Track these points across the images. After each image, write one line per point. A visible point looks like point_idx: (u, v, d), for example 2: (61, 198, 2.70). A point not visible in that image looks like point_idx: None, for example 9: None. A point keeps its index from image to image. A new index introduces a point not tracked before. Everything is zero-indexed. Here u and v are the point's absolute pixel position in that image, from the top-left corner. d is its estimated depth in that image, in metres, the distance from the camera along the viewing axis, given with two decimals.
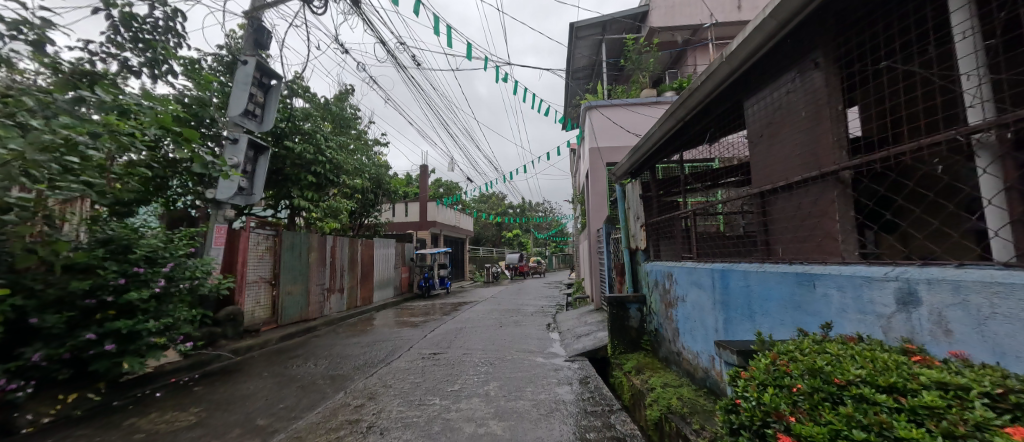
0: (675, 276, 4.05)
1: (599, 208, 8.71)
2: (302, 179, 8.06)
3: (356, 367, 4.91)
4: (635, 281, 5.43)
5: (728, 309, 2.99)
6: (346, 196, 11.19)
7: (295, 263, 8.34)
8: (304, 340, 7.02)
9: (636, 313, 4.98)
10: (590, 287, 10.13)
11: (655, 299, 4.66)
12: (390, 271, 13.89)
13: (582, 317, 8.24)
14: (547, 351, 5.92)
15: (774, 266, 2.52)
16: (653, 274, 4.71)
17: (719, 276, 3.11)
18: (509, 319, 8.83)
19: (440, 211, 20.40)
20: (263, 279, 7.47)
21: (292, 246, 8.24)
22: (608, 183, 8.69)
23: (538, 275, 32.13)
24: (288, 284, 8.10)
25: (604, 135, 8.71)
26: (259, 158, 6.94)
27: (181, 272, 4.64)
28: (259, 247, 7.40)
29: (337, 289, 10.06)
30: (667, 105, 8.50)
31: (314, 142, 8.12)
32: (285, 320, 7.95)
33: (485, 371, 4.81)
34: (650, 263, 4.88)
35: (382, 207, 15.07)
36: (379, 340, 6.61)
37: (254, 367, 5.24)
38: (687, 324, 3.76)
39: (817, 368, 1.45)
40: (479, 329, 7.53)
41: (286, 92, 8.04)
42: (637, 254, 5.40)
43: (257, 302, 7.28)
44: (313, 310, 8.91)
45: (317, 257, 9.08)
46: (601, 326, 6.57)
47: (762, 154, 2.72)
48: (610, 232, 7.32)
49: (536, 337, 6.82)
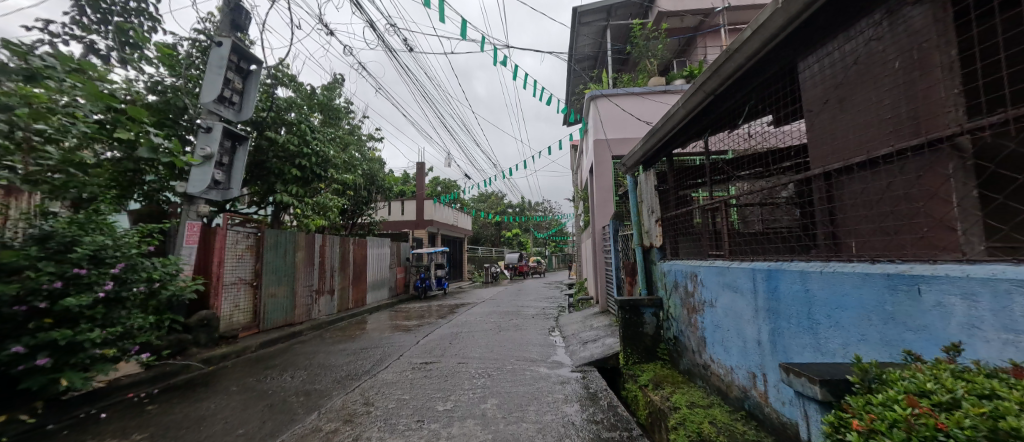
0: (701, 278, 3.51)
1: (604, 205, 8.16)
2: (286, 173, 7.48)
3: (336, 380, 4.36)
4: (648, 282, 4.88)
5: (777, 318, 2.46)
6: (337, 193, 10.63)
7: (280, 263, 7.78)
8: (286, 348, 6.45)
9: (651, 319, 4.46)
10: (595, 288, 9.58)
11: (674, 303, 4.12)
12: (385, 272, 13.34)
13: (587, 320, 7.68)
14: (551, 359, 5.37)
15: (845, 265, 1.99)
16: (672, 274, 4.17)
17: (764, 279, 2.58)
18: (509, 322, 8.29)
19: (438, 210, 19.85)
20: (243, 281, 6.91)
21: (277, 244, 7.68)
22: (614, 177, 8.16)
23: (538, 274, 31.64)
24: (272, 286, 7.55)
25: (612, 126, 8.19)
26: (237, 150, 6.41)
27: (134, 274, 4.08)
28: (238, 247, 6.84)
29: (327, 290, 9.50)
30: (678, 93, 7.96)
31: (299, 134, 7.55)
32: (268, 324, 7.40)
33: (482, 384, 4.25)
34: (667, 263, 4.34)
35: (376, 206, 14.51)
36: (368, 348, 6.04)
37: (225, 379, 4.68)
38: (717, 334, 3.21)
39: (1003, 425, 0.90)
40: (476, 334, 6.97)
41: (269, 80, 7.51)
42: (650, 252, 4.86)
43: (236, 306, 6.73)
44: (300, 313, 8.36)
45: (304, 256, 8.52)
46: (610, 331, 6.02)
47: (827, 126, 2.17)
48: (618, 230, 6.77)
49: (539, 343, 6.27)
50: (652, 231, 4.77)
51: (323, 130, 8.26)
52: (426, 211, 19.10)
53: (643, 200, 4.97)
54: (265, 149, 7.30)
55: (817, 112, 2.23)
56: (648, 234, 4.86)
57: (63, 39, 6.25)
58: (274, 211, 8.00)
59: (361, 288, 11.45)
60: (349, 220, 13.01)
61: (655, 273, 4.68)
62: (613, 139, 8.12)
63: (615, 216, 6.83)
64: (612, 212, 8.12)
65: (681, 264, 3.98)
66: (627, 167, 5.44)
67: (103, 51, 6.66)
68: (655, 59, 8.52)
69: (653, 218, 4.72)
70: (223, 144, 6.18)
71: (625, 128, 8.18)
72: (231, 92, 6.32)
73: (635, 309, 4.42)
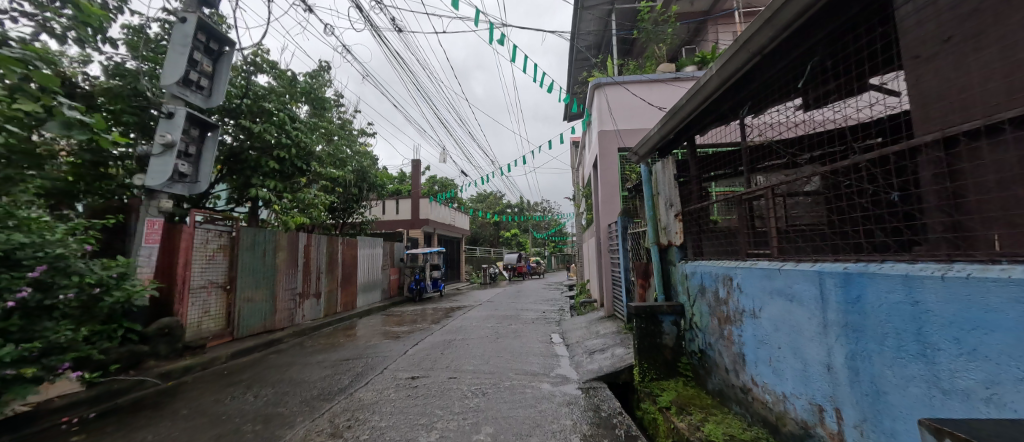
0: (738, 282, 2.90)
1: (610, 200, 7.55)
2: (264, 166, 6.85)
3: (305, 401, 3.75)
4: (666, 284, 4.27)
5: (861, 339, 1.85)
6: (325, 190, 10.02)
7: (258, 265, 7.15)
8: (259, 359, 5.80)
9: (671, 328, 3.87)
10: (598, 291, 8.97)
11: (699, 311, 3.52)
12: (377, 273, 12.72)
13: (591, 326, 7.06)
14: (554, 373, 4.75)
15: (983, 270, 1.38)
16: (695, 277, 3.57)
17: (838, 285, 1.97)
18: (507, 327, 7.68)
19: (434, 208, 19.21)
20: (214, 284, 6.29)
21: (254, 244, 7.05)
22: (621, 170, 7.58)
23: (537, 276, 31.06)
24: (248, 290, 6.91)
25: (621, 115, 7.63)
26: (207, 138, 5.82)
27: (63, 277, 3.49)
28: (208, 247, 6.19)
29: (312, 294, 8.87)
30: (689, 80, 7.39)
31: (277, 123, 6.88)
32: (243, 331, 6.77)
33: (475, 406, 3.64)
34: (690, 263, 3.74)
35: (368, 204, 13.90)
36: (349, 359, 5.39)
37: (179, 398, 4.06)
38: (762, 351, 2.62)
39: None
40: (471, 341, 6.33)
41: (246, 65, 6.92)
42: (667, 251, 4.25)
43: (206, 312, 6.10)
44: (281, 319, 7.73)
45: (285, 258, 7.88)
46: (619, 339, 5.41)
47: (940, 78, 1.59)
48: (628, 228, 6.14)
49: (540, 352, 5.66)
50: (669, 229, 4.15)
51: (307, 120, 7.64)
52: (421, 210, 18.42)
53: (658, 192, 4.34)
54: (240, 139, 6.66)
55: (927, 61, 1.64)
56: (664, 232, 4.24)
57: (13, 15, 5.65)
58: (251, 208, 7.35)
59: (351, 291, 10.83)
60: (340, 218, 12.37)
61: (673, 276, 4.08)
62: (622, 129, 7.58)
63: (624, 212, 6.21)
64: (618, 209, 7.51)
65: (708, 265, 3.38)
66: (639, 156, 4.80)
67: (59, 30, 6.05)
68: (664, 44, 7.93)
69: (670, 212, 4.10)
70: (189, 132, 5.58)
71: (633, 118, 7.60)
72: (200, 75, 5.72)
73: (652, 318, 3.82)
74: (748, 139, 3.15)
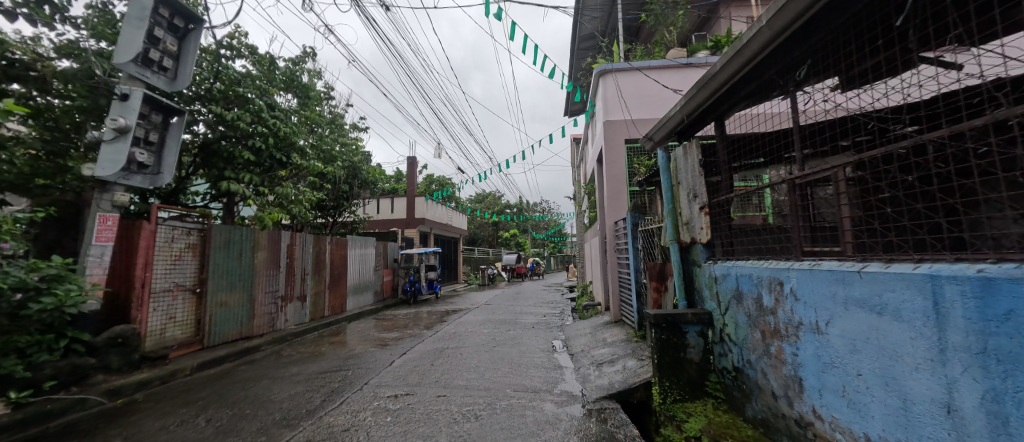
0: (792, 288, 2.31)
1: (617, 196, 6.99)
2: (238, 158, 6.23)
3: (262, 428, 3.16)
4: (688, 289, 3.69)
5: (1014, 375, 1.27)
6: (313, 185, 9.43)
7: (233, 266, 6.55)
8: (228, 371, 5.17)
9: (697, 341, 3.29)
10: (603, 293, 8.38)
11: (734, 321, 2.93)
12: (369, 274, 12.11)
13: (597, 333, 6.47)
14: (558, 390, 4.15)
15: None
16: (728, 280, 3.01)
17: (969, 294, 1.39)
18: (505, 334, 7.08)
19: (430, 207, 18.62)
20: (181, 287, 5.69)
21: (228, 243, 6.45)
22: (628, 164, 7.01)
23: (537, 276, 30.49)
24: (222, 293, 6.32)
25: (635, 103, 7.09)
26: (171, 127, 5.24)
27: None
28: (174, 246, 5.60)
29: (297, 297, 8.27)
30: (702, 65, 6.83)
31: (248, 109, 6.20)
32: (216, 339, 6.16)
33: (466, 435, 3.04)
34: (720, 265, 3.17)
35: (361, 202, 13.28)
36: (326, 371, 4.78)
37: (118, 423, 3.47)
38: (829, 378, 2.04)
39: None
40: (464, 351, 5.72)
41: (219, 48, 6.33)
42: (689, 250, 3.67)
43: (170, 318, 5.49)
44: (261, 325, 7.12)
45: (265, 258, 7.29)
46: (632, 350, 4.82)
47: None
48: (638, 225, 5.52)
49: (542, 364, 5.07)
50: (693, 224, 3.56)
51: (290, 109, 7.07)
52: (417, 209, 17.79)
53: (678, 182, 3.77)
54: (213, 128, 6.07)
55: None
56: (687, 228, 3.65)
57: None
58: (226, 203, 6.73)
59: (340, 293, 10.22)
60: (330, 217, 11.75)
61: (697, 279, 3.52)
62: (636, 119, 7.05)
63: (633, 208, 5.61)
64: (626, 205, 6.93)
65: (744, 266, 2.81)
66: (655, 140, 4.24)
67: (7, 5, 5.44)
68: (673, 28, 7.37)
69: (693, 204, 3.53)
70: (150, 117, 5.03)
71: (641, 107, 7.05)
72: (163, 54, 5.16)
73: (675, 328, 3.26)
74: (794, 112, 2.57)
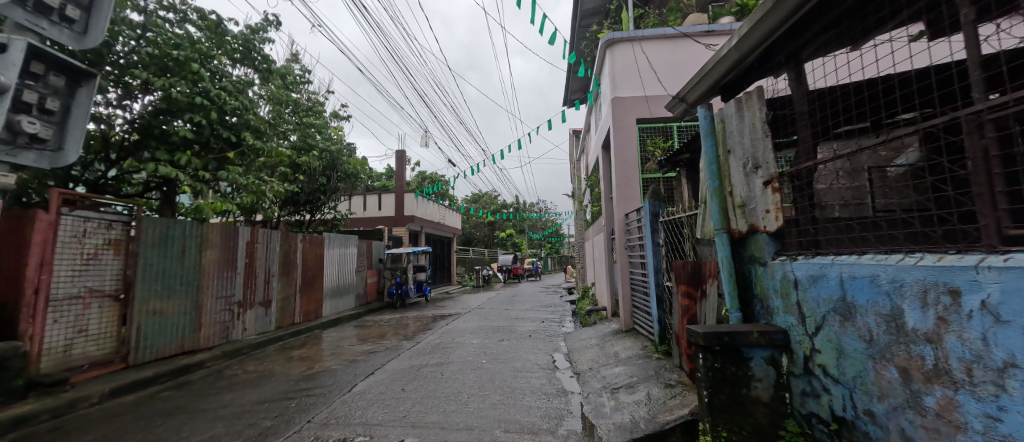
0: (984, 302, 1.30)
1: (627, 185, 5.97)
2: (172, 137, 5.15)
3: None
4: (744, 297, 2.69)
5: None
6: (281, 176, 8.35)
7: (172, 267, 5.50)
8: (143, 401, 4.05)
9: (766, 371, 2.28)
10: (610, 297, 7.36)
11: (839, 348, 1.92)
12: (350, 275, 11.02)
13: (605, 345, 5.46)
14: (563, 428, 3.14)
15: None
16: (824, 285, 1.99)
17: None
18: (497, 345, 6.05)
19: (420, 204, 17.53)
20: (97, 293, 4.64)
21: (165, 240, 5.42)
22: (640, 147, 6.03)
23: (534, 277, 29.51)
24: (156, 299, 5.26)
25: (652, 76, 6.15)
26: (78, 88, 3.60)
27: None
28: (88, 243, 4.56)
29: (259, 303, 7.20)
30: (726, 32, 5.91)
31: (184, 76, 5.11)
32: (146, 355, 5.10)
33: None
34: (803, 263, 2.15)
35: (342, 197, 12.17)
36: (265, 402, 3.70)
37: None
38: None
39: None
40: (446, 370, 4.67)
41: (149, 6, 5.23)
42: (745, 244, 2.66)
43: (80, 332, 4.43)
44: (209, 337, 6.05)
45: (217, 258, 6.25)
46: (655, 372, 3.81)
47: None
48: (658, 215, 4.49)
49: (540, 388, 4.03)
50: (752, 207, 2.54)
51: (246, 81, 6.00)
52: (406, 206, 16.69)
53: (728, 150, 2.75)
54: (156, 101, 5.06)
55: None
56: (743, 213, 2.62)
57: None
58: (166, 193, 5.66)
59: (315, 297, 9.13)
60: (306, 213, 10.64)
61: (760, 284, 2.51)
62: (652, 96, 6.11)
63: (652, 194, 4.58)
64: (638, 194, 5.94)
65: (857, 264, 1.80)
66: (690, 96, 3.20)
67: None
68: None
69: (755, 179, 2.52)
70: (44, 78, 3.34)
71: (654, 81, 6.13)
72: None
73: (734, 354, 2.29)
74: (961, 15, 1.52)
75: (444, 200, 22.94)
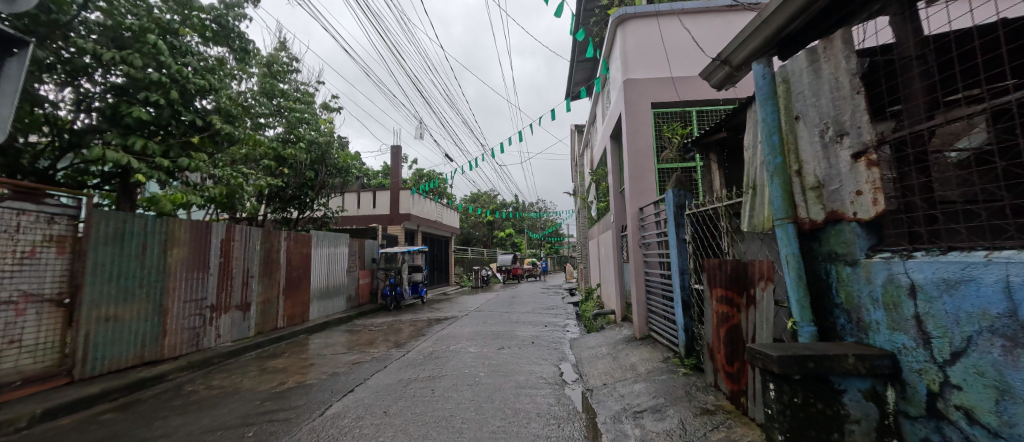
0: None
1: (642, 175, 5.34)
2: (125, 119, 4.51)
3: None
4: (818, 306, 2.08)
5: None
6: (263, 170, 7.71)
7: (130, 267, 4.87)
8: (77, 426, 3.41)
9: (866, 409, 1.66)
10: (620, 301, 6.73)
11: (999, 387, 1.30)
12: (340, 276, 10.40)
13: (618, 354, 4.85)
14: None
15: None
16: (970, 294, 1.38)
17: None
18: (496, 355, 5.41)
19: (416, 202, 16.86)
20: (34, 298, 4.01)
21: (122, 237, 4.79)
22: (655, 134, 5.43)
23: (533, 277, 28.88)
24: (109, 304, 4.63)
25: (678, 55, 5.52)
26: (9, 59, 1.84)
27: None
28: (21, 240, 3.93)
29: (235, 306, 6.57)
30: (750, 6, 5.35)
31: (138, 48, 4.50)
32: (96, 367, 4.47)
33: None
34: (926, 261, 1.53)
35: (333, 194, 11.53)
36: (218, 429, 3.08)
37: None
38: None
39: None
40: (437, 386, 4.05)
41: None
42: (820, 237, 2.04)
43: (11, 343, 3.81)
44: (175, 345, 5.43)
45: (185, 257, 5.62)
46: (686, 392, 3.19)
47: None
48: (684, 208, 3.86)
49: (547, 411, 3.41)
50: (834, 188, 1.93)
51: (218, 62, 5.40)
52: (402, 204, 16.05)
53: (796, 116, 2.14)
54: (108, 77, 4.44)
55: None
56: (818, 196, 2.01)
57: None
58: (123, 184, 5.02)
59: (300, 300, 8.49)
60: (293, 209, 9.99)
61: (846, 290, 1.90)
62: (678, 77, 5.49)
63: (676, 183, 3.95)
64: (654, 185, 5.32)
65: None
66: (736, 57, 2.60)
67: None
68: None
69: (838, 151, 1.91)
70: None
71: (671, 61, 5.53)
72: None
73: (826, 386, 1.67)
74: None
75: (441, 199, 22.34)
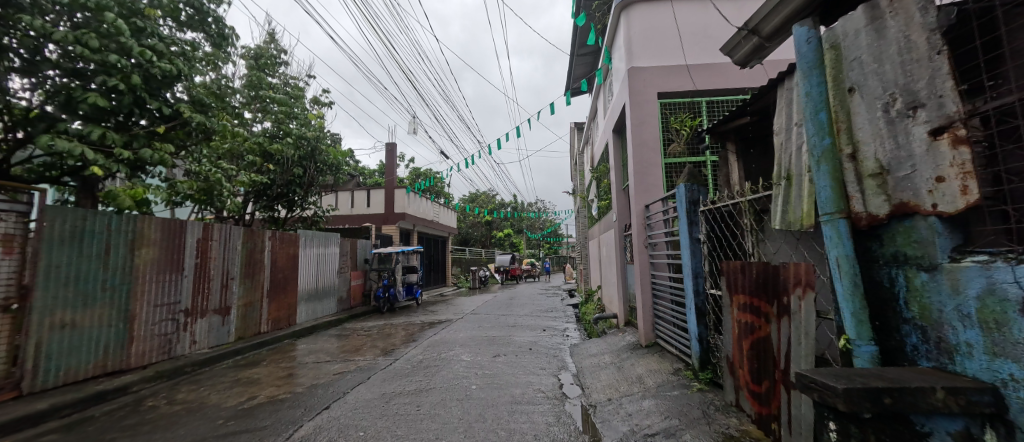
0: None
1: (648, 170, 4.95)
2: (81, 106, 4.10)
3: None
4: (878, 320, 1.70)
5: None
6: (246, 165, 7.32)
7: (90, 268, 4.46)
8: None
9: None
10: (623, 305, 6.35)
11: None
12: (331, 277, 10.01)
13: (623, 364, 4.47)
14: None
15: None
16: None
17: None
18: (491, 364, 5.02)
19: (412, 201, 16.45)
20: None
21: (81, 236, 4.38)
22: (662, 126, 5.04)
23: (532, 277, 28.48)
24: (65, 309, 4.23)
25: (692, 40, 5.16)
26: None
27: None
28: None
29: (213, 310, 6.16)
30: None
31: (95, 29, 4.09)
32: (49, 380, 4.06)
33: None
34: None
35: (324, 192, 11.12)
36: None
37: None
38: None
39: None
40: (424, 401, 3.65)
41: None
42: (883, 236, 1.66)
43: None
44: (143, 353, 5.02)
45: (155, 258, 5.21)
46: (703, 412, 2.80)
47: None
48: (698, 203, 3.44)
49: (545, 432, 3.01)
50: (903, 174, 1.55)
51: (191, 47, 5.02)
52: (397, 203, 15.65)
53: (850, 87, 1.76)
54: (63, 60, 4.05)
55: None
56: (880, 184, 1.62)
57: None
58: (84, 178, 4.62)
59: (286, 303, 8.09)
60: (281, 208, 9.59)
61: (920, 302, 1.51)
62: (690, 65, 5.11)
63: (689, 177, 3.55)
64: (660, 181, 4.93)
65: None
66: (768, 22, 2.21)
67: None
68: None
69: (908, 128, 1.53)
70: None
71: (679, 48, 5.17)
72: None
73: (908, 430, 1.28)
74: None
75: (438, 198, 21.93)
